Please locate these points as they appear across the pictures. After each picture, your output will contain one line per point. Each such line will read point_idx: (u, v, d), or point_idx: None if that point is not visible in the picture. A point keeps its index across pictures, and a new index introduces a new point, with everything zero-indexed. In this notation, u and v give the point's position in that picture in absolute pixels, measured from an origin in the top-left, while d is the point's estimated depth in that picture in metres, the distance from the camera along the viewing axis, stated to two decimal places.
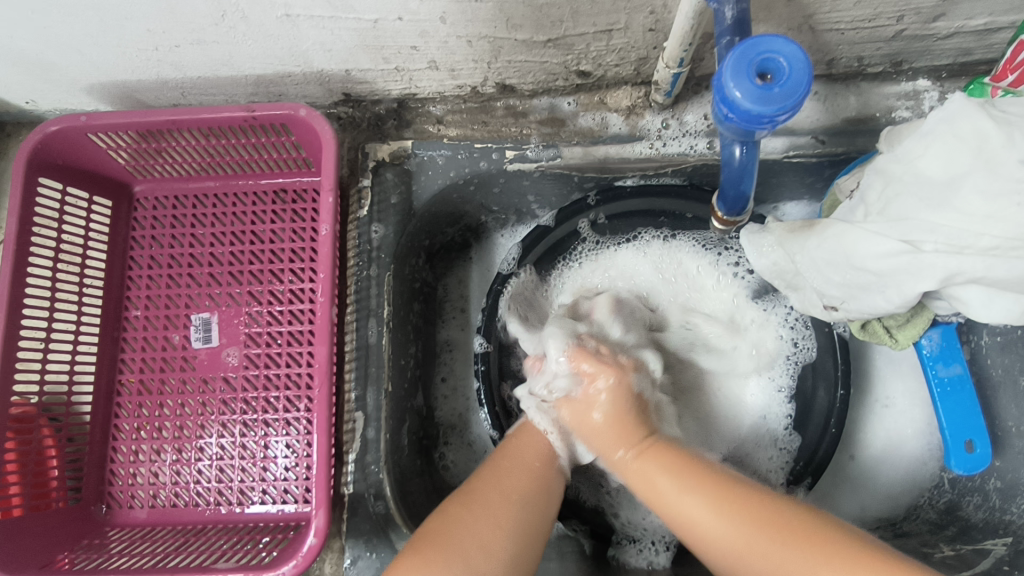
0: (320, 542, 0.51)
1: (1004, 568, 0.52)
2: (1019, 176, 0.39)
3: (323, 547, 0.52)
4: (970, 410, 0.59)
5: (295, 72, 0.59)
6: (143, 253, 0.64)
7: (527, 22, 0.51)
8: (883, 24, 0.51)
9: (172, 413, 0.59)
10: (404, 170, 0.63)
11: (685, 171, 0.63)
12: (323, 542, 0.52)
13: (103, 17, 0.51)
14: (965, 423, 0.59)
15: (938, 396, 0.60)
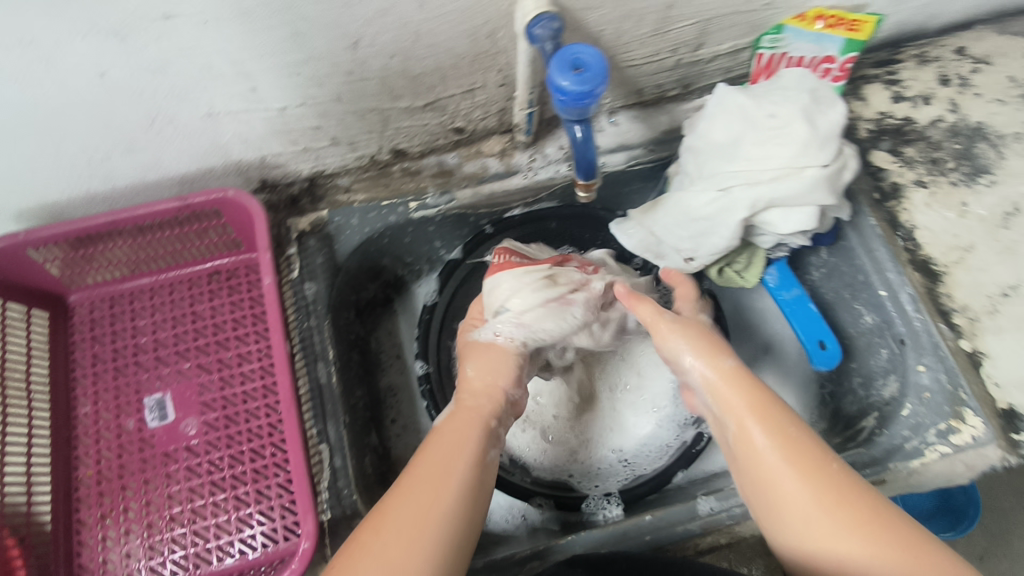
0: (312, 545, 0.58)
1: (877, 431, 0.70)
2: (772, 126, 0.58)
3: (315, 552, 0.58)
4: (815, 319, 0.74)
5: (216, 166, 0.68)
6: (86, 354, 0.68)
7: (406, 92, 0.65)
8: (665, 57, 0.71)
9: (138, 494, 0.62)
10: (324, 235, 0.73)
11: (556, 192, 0.78)
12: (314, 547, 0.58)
13: (41, 140, 0.58)
14: (813, 329, 0.74)
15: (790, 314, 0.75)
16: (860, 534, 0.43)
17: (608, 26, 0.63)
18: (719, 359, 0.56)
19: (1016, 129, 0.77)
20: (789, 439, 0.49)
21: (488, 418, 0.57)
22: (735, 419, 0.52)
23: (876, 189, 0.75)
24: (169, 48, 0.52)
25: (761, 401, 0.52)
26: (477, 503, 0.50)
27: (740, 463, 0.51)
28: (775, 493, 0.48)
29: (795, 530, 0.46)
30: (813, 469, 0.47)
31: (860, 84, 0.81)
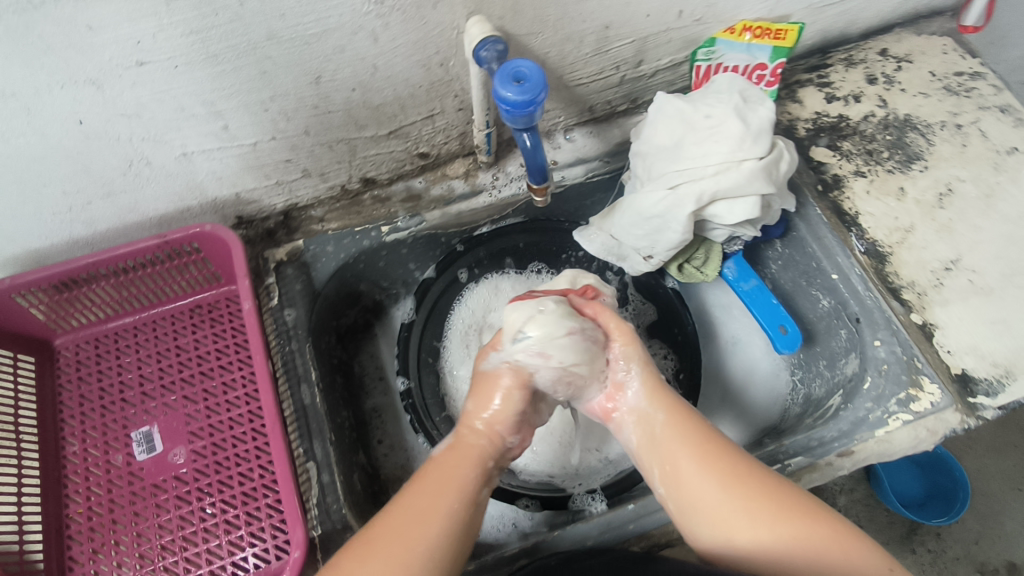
0: (303, 554, 0.59)
1: (841, 404, 0.73)
2: (709, 126, 0.63)
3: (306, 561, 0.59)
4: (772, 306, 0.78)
5: (193, 205, 0.72)
6: (73, 394, 0.69)
7: (370, 122, 0.69)
8: (610, 74, 0.76)
9: (129, 526, 0.63)
10: (301, 262, 0.76)
11: (521, 208, 0.82)
12: (305, 556, 0.59)
13: (24, 189, 0.61)
14: (772, 315, 0.77)
15: (749, 304, 0.79)
16: (776, 520, 0.51)
17: (552, 49, 0.68)
18: (654, 381, 0.61)
19: (940, 118, 0.83)
20: (708, 445, 0.56)
21: (485, 458, 0.58)
22: (659, 435, 0.58)
23: (819, 181, 0.80)
24: (143, 93, 0.56)
25: (683, 413, 0.59)
26: (471, 522, 0.54)
27: (663, 472, 0.57)
28: (695, 495, 0.54)
29: (713, 525, 0.53)
30: (730, 470, 0.54)
31: (795, 88, 0.87)
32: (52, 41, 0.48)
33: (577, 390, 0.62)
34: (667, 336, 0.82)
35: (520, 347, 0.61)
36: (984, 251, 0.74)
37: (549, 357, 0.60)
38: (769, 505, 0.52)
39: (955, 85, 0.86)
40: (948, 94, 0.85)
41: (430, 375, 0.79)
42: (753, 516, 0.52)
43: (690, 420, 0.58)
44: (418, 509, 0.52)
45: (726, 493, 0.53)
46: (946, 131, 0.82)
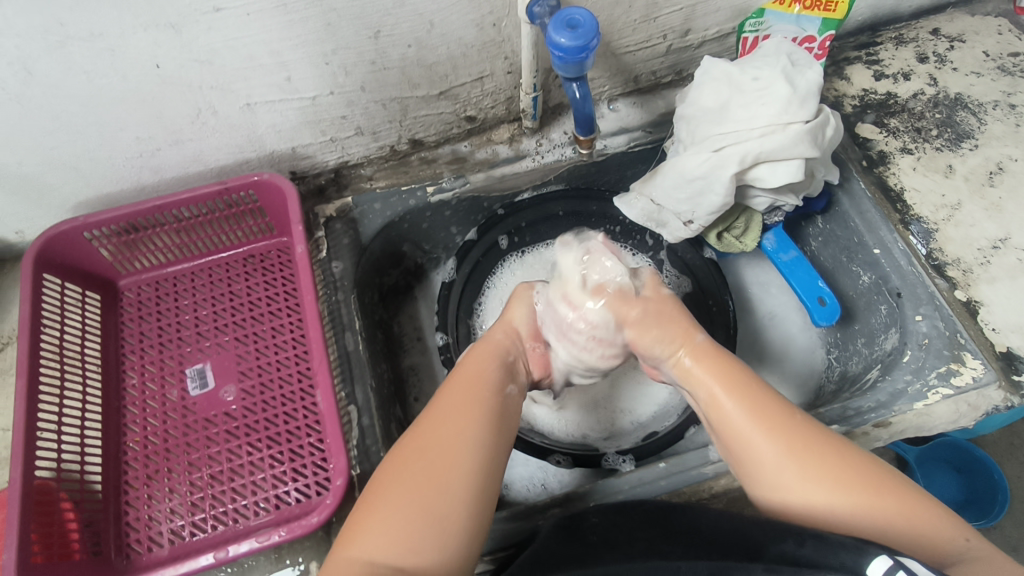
0: (345, 482, 0.60)
1: (880, 378, 0.72)
2: (756, 88, 0.64)
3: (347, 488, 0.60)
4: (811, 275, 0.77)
5: (252, 157, 0.74)
6: (133, 332, 0.73)
7: (423, 81, 0.71)
8: (657, 43, 0.77)
9: (181, 457, 0.66)
10: (349, 219, 0.78)
11: (563, 175, 0.84)
12: (345, 487, 0.60)
13: (102, 131, 0.65)
14: (811, 286, 0.76)
15: (789, 275, 0.78)
16: (842, 487, 0.50)
17: (602, 13, 0.69)
18: (690, 338, 0.60)
19: (993, 98, 0.82)
20: (769, 406, 0.54)
21: (501, 351, 0.62)
22: (705, 388, 0.57)
23: (865, 157, 0.80)
24: (216, 40, 0.59)
25: (737, 371, 0.57)
26: (500, 431, 0.55)
27: (717, 428, 0.56)
28: (753, 453, 0.53)
29: (771, 483, 0.52)
30: (791, 432, 0.53)
31: (843, 65, 0.86)
32: None
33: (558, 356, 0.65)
34: (699, 309, 0.82)
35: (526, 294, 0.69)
36: None
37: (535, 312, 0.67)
38: (835, 472, 0.51)
39: (1010, 65, 0.84)
40: (1003, 74, 0.84)
41: (466, 332, 0.81)
42: (813, 480, 0.51)
43: (749, 382, 0.56)
44: (452, 423, 0.53)
45: (784, 453, 0.52)
46: (999, 111, 0.81)
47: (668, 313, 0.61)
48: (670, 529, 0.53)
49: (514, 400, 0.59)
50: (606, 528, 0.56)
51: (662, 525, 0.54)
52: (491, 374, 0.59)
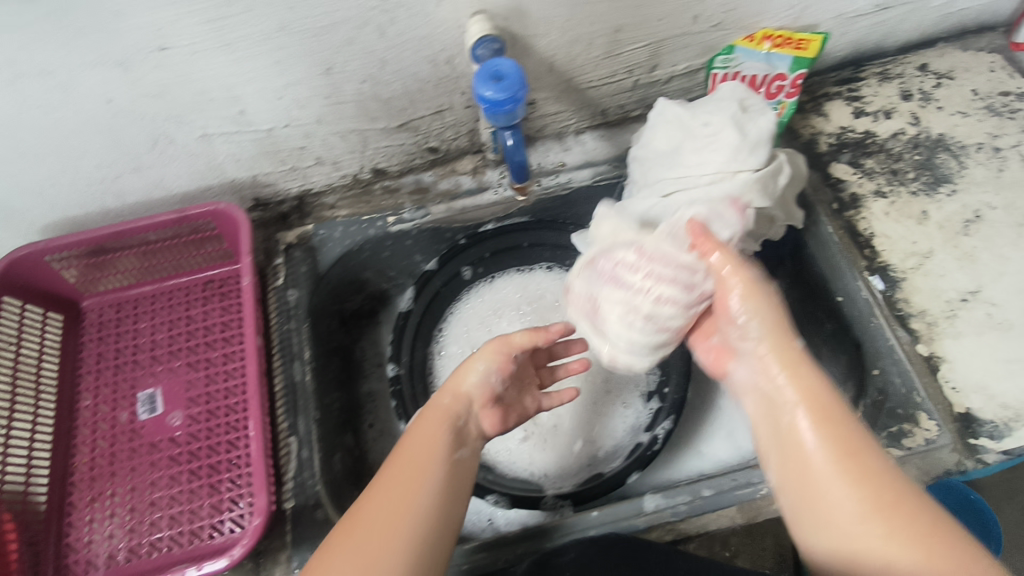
0: (264, 521, 0.60)
1: None
2: (706, 134, 0.62)
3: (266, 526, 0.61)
4: None
5: (214, 184, 0.74)
6: (91, 353, 0.75)
7: (381, 114, 0.70)
8: (623, 78, 0.75)
9: (124, 480, 0.67)
10: (309, 247, 0.79)
11: (528, 207, 0.83)
12: (266, 524, 0.61)
13: (62, 160, 0.64)
14: None
15: None
16: (916, 554, 0.44)
17: (560, 51, 0.68)
18: (785, 343, 0.53)
19: (978, 140, 0.78)
20: (845, 443, 0.49)
21: (451, 401, 0.58)
22: (788, 411, 0.51)
23: (836, 199, 0.77)
24: (166, 76, 0.57)
25: (819, 395, 0.51)
26: (446, 499, 0.53)
27: (786, 463, 0.51)
28: (822, 496, 0.48)
29: (832, 534, 0.47)
30: (874, 481, 0.47)
31: (822, 101, 0.84)
32: (85, 24, 0.50)
33: (605, 319, 0.60)
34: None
35: (579, 258, 0.65)
36: (1008, 283, 0.70)
37: (590, 264, 0.62)
38: (907, 534, 0.45)
39: (999, 105, 0.80)
40: (991, 114, 0.80)
41: (421, 359, 0.82)
42: (894, 539, 0.45)
43: (837, 413, 0.50)
44: (397, 490, 0.52)
45: (861, 502, 0.46)
46: (982, 154, 0.78)
47: (765, 304, 0.54)
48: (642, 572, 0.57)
49: (465, 466, 0.56)
50: (581, 565, 0.57)
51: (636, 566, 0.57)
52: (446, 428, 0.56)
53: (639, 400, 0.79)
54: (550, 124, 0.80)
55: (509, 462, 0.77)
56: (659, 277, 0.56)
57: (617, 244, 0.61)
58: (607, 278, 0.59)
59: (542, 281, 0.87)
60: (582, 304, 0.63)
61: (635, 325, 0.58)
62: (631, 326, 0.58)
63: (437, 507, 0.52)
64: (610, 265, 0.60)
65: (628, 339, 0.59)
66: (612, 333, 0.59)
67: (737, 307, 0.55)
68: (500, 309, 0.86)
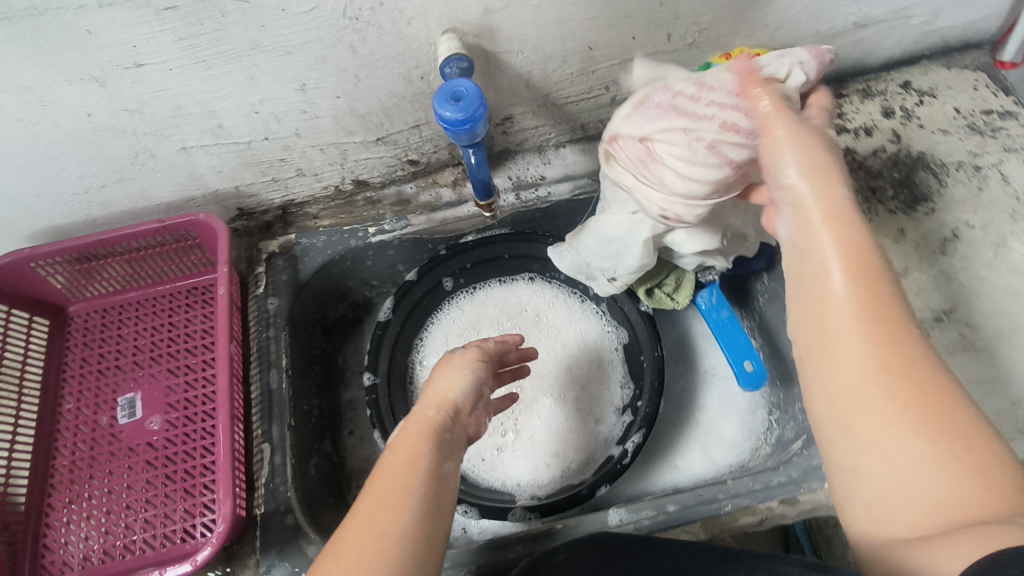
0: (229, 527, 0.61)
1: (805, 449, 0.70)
2: None
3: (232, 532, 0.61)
4: (743, 340, 0.79)
5: (197, 194, 0.76)
6: (76, 357, 0.77)
7: (358, 128, 0.71)
8: (600, 94, 0.76)
9: (101, 483, 0.69)
10: (291, 255, 0.80)
11: (506, 220, 0.84)
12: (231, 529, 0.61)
13: (46, 171, 0.66)
14: (741, 348, 0.78)
15: (720, 334, 0.79)
16: (919, 434, 0.39)
17: (535, 67, 0.69)
18: (834, 194, 0.46)
19: (958, 158, 0.78)
20: (877, 305, 0.42)
21: (427, 409, 0.54)
22: (820, 252, 0.45)
23: None
24: (143, 92, 0.59)
25: (860, 247, 0.44)
26: (433, 519, 0.47)
27: (807, 304, 0.46)
28: (837, 347, 0.43)
29: (838, 395, 0.42)
30: (902, 352, 0.41)
31: None
32: (59, 44, 0.52)
33: (665, 157, 0.55)
34: (633, 363, 0.81)
35: (623, 104, 0.60)
36: (981, 304, 0.69)
37: (638, 106, 0.57)
38: (923, 415, 0.39)
39: (981, 124, 0.80)
40: (972, 132, 0.80)
41: (400, 370, 0.83)
42: (905, 412, 0.40)
43: (877, 273, 0.44)
44: (374, 507, 0.46)
45: (877, 363, 0.41)
46: (962, 173, 0.77)
47: (816, 150, 0.47)
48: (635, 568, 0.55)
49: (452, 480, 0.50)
50: (571, 567, 0.57)
51: (626, 562, 0.56)
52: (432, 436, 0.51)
53: (613, 414, 0.80)
54: (530, 137, 0.81)
55: (484, 475, 0.78)
56: (721, 106, 0.52)
57: (673, 82, 0.56)
58: (663, 110, 0.55)
59: (523, 293, 0.87)
60: (631, 153, 0.58)
61: (696, 160, 0.54)
62: (695, 164, 0.54)
63: (424, 525, 0.46)
64: (666, 98, 0.55)
65: (684, 178, 0.55)
66: (670, 175, 0.56)
67: (788, 164, 0.47)
68: (480, 322, 0.86)
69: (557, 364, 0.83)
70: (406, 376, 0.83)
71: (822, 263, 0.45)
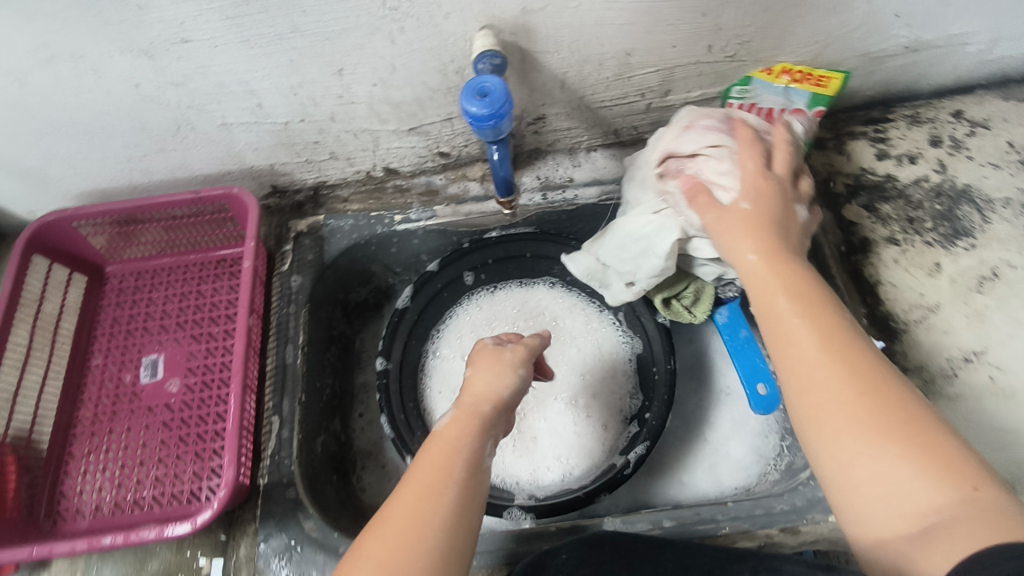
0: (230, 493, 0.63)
1: None
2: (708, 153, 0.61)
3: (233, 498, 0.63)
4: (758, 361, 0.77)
5: (233, 169, 0.79)
6: (107, 315, 0.80)
7: (391, 116, 0.73)
8: (634, 100, 0.75)
9: (119, 437, 0.72)
10: (318, 236, 0.82)
11: (532, 219, 0.84)
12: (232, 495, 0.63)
13: (94, 136, 0.69)
14: (754, 369, 0.77)
15: (733, 353, 0.78)
16: (872, 429, 0.43)
17: (571, 69, 0.69)
18: (773, 241, 0.53)
19: (1006, 195, 0.75)
20: (824, 326, 0.48)
21: (483, 402, 0.54)
22: (762, 286, 0.51)
23: (845, 242, 0.74)
24: (188, 67, 0.61)
25: (797, 281, 0.51)
26: (467, 517, 0.46)
27: (765, 329, 0.51)
28: (795, 362, 0.47)
29: (802, 403, 0.46)
30: (844, 359, 0.46)
31: (845, 139, 0.81)
32: (109, 14, 0.54)
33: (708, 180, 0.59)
34: (645, 374, 0.81)
35: (657, 148, 0.65)
36: (1016, 349, 0.66)
37: (686, 129, 0.62)
38: (885, 416, 0.43)
39: None
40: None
41: (414, 358, 0.84)
42: (855, 411, 0.44)
43: (812, 298, 0.50)
44: (417, 489, 0.46)
45: (827, 371, 0.46)
46: (1009, 210, 0.74)
47: (763, 209, 0.54)
48: (637, 567, 0.55)
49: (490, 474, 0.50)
50: (573, 566, 0.56)
51: (629, 558, 0.57)
52: (476, 430, 0.51)
53: (620, 423, 0.80)
54: (562, 139, 0.81)
55: None
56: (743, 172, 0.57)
57: (717, 115, 0.62)
58: (711, 132, 0.60)
59: (543, 297, 0.87)
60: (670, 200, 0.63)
61: None
62: (735, 178, 0.57)
63: (459, 521, 0.45)
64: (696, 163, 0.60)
65: (727, 192, 0.57)
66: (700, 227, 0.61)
67: (734, 233, 0.54)
68: (497, 320, 0.85)
69: (572, 369, 0.82)
70: (419, 365, 0.84)
71: (768, 296, 0.51)
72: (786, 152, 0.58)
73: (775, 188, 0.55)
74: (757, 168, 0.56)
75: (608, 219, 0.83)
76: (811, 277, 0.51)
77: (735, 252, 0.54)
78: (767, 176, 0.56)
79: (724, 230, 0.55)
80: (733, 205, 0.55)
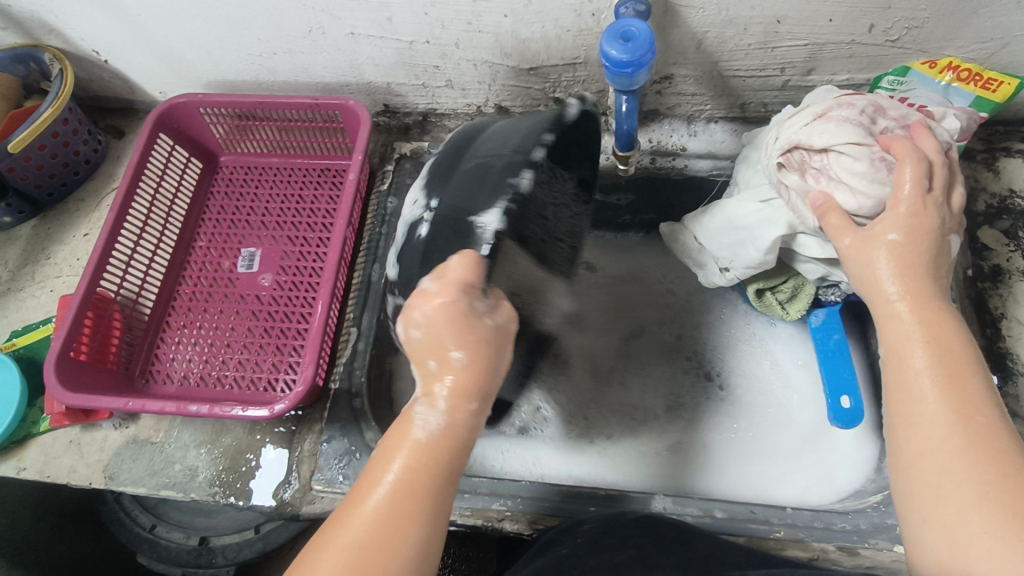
0: (306, 390, 0.66)
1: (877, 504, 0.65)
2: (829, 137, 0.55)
3: (307, 397, 0.66)
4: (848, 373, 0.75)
5: (351, 82, 0.80)
6: (215, 203, 0.85)
7: (515, 52, 0.71)
8: (771, 74, 0.70)
9: (212, 318, 0.77)
10: (419, 161, 0.83)
11: (634, 183, 0.81)
12: (307, 393, 0.66)
13: (230, 26, 0.72)
14: (839, 381, 0.75)
15: (823, 359, 0.76)
16: (982, 507, 0.41)
17: (712, 29, 0.64)
18: (921, 284, 0.50)
19: None
20: (964, 394, 0.45)
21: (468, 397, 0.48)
22: (896, 335, 0.49)
23: (973, 266, 0.68)
24: None
25: (947, 337, 0.48)
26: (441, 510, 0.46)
27: (887, 380, 0.49)
28: (916, 423, 0.46)
29: (912, 467, 0.46)
30: (975, 433, 0.44)
31: (998, 155, 0.73)
32: None
33: (841, 175, 0.54)
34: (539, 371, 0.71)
35: (793, 118, 0.59)
36: None
37: (819, 117, 0.56)
38: (1006, 499, 0.41)
39: None
40: None
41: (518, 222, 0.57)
42: (972, 488, 0.42)
43: (958, 357, 0.47)
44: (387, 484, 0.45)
45: (955, 442, 0.44)
46: None
47: (913, 247, 0.50)
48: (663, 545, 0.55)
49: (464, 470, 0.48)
50: (610, 529, 0.57)
51: (672, 535, 0.57)
52: (455, 441, 0.47)
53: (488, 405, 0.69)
54: (683, 104, 0.77)
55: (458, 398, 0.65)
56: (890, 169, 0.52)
57: (860, 103, 0.55)
58: (851, 125, 0.54)
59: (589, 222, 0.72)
60: (795, 191, 0.57)
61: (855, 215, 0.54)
62: (874, 182, 0.52)
63: (437, 524, 0.45)
64: (824, 158, 0.55)
65: (858, 195, 0.53)
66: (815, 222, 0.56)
67: (881, 266, 0.51)
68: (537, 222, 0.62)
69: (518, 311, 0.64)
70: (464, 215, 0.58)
71: (906, 348, 0.49)
72: (943, 171, 0.52)
73: (931, 218, 0.50)
74: (915, 193, 0.50)
75: (713, 195, 0.80)
76: (962, 332, 0.49)
77: (876, 292, 0.51)
78: (921, 205, 0.50)
79: (865, 258, 0.51)
80: (877, 232, 0.51)
